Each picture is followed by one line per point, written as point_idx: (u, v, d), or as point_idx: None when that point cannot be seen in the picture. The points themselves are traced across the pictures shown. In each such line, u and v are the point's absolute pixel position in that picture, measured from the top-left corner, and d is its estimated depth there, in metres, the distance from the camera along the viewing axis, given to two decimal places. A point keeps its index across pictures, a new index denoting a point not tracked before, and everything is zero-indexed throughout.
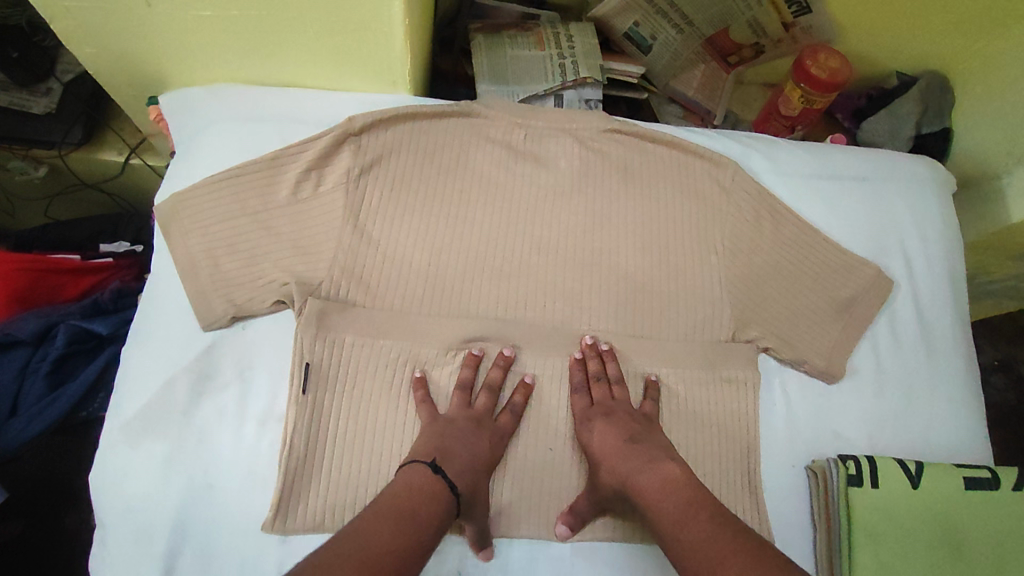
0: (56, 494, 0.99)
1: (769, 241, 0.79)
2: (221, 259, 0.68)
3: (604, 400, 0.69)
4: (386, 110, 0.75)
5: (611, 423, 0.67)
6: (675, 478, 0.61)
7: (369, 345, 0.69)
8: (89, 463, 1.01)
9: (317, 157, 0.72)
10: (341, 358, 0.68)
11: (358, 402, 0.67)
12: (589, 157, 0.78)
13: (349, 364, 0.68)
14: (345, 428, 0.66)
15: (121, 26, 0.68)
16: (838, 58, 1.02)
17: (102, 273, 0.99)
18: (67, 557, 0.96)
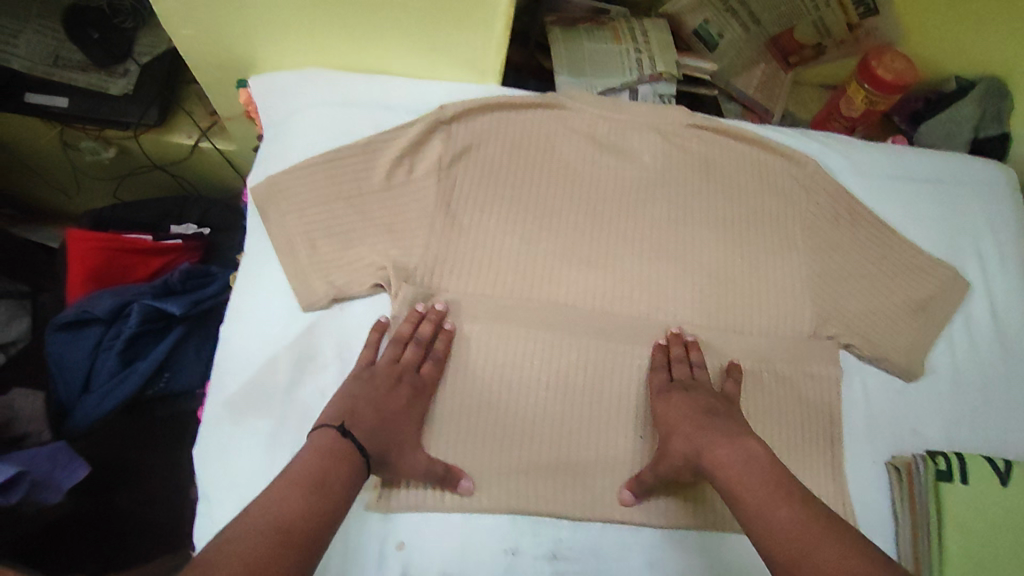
0: (113, 472, 0.99)
1: (848, 240, 0.80)
2: (319, 241, 0.70)
3: (682, 378, 0.70)
4: (476, 99, 0.76)
5: (689, 398, 0.67)
6: (759, 456, 0.59)
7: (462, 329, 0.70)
8: (147, 447, 1.03)
9: (413, 145, 0.73)
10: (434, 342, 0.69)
11: (450, 384, 0.69)
12: (672, 151, 0.79)
13: (442, 349, 0.68)
14: (439, 410, 0.68)
15: (224, 9, 0.69)
16: (903, 59, 1.01)
17: (171, 254, 1.00)
18: (117, 538, 0.98)
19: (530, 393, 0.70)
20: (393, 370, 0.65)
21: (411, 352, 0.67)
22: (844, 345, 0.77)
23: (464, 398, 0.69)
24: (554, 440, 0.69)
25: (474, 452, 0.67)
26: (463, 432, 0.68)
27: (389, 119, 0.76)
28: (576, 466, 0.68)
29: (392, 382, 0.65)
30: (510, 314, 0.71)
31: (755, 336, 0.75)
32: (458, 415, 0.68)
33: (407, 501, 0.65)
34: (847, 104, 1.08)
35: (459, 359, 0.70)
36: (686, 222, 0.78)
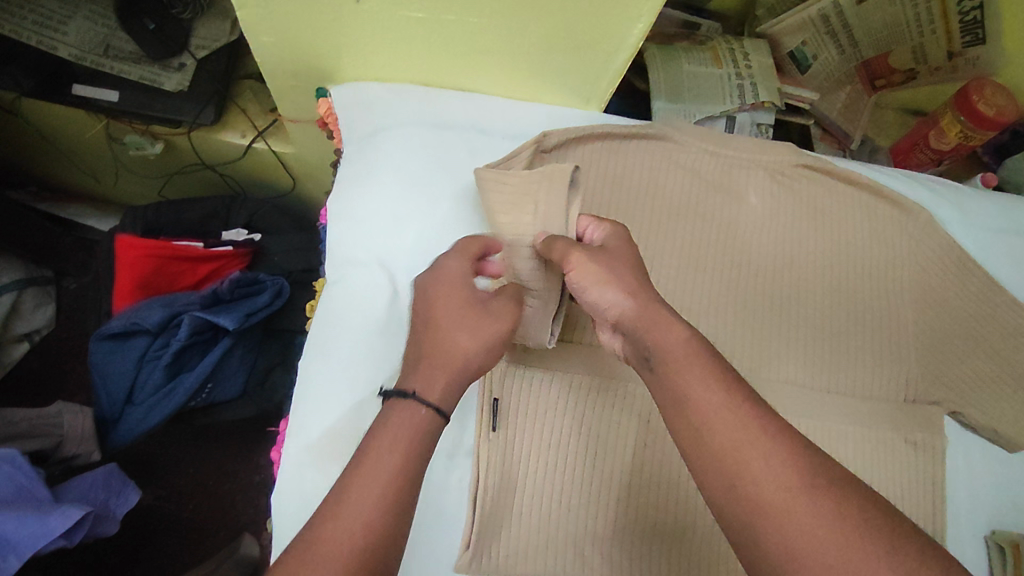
0: (140, 469, 1.02)
1: (955, 295, 0.75)
2: (412, 275, 0.64)
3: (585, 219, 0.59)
4: (581, 129, 0.71)
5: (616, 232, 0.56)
6: None
7: (557, 379, 0.64)
8: (175, 443, 1.05)
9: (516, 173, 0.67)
10: (526, 394, 0.64)
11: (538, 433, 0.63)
12: (780, 192, 0.74)
13: (539, 399, 0.63)
14: (533, 468, 0.62)
15: (317, 20, 0.63)
16: (1006, 95, 0.95)
17: (220, 261, 0.95)
18: (138, 538, 0.99)
19: (597, 452, 0.63)
20: (448, 313, 0.52)
21: (463, 299, 0.52)
22: (950, 412, 0.72)
23: (554, 456, 0.63)
24: (645, 504, 0.63)
25: (566, 516, 0.62)
26: (556, 494, 0.62)
27: (485, 144, 0.69)
28: (671, 532, 0.62)
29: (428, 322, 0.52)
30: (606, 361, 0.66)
31: (858, 390, 0.71)
32: (544, 475, 0.62)
33: (498, 566, 0.61)
34: (938, 137, 1.01)
35: (557, 417, 0.63)
36: (795, 268, 0.73)
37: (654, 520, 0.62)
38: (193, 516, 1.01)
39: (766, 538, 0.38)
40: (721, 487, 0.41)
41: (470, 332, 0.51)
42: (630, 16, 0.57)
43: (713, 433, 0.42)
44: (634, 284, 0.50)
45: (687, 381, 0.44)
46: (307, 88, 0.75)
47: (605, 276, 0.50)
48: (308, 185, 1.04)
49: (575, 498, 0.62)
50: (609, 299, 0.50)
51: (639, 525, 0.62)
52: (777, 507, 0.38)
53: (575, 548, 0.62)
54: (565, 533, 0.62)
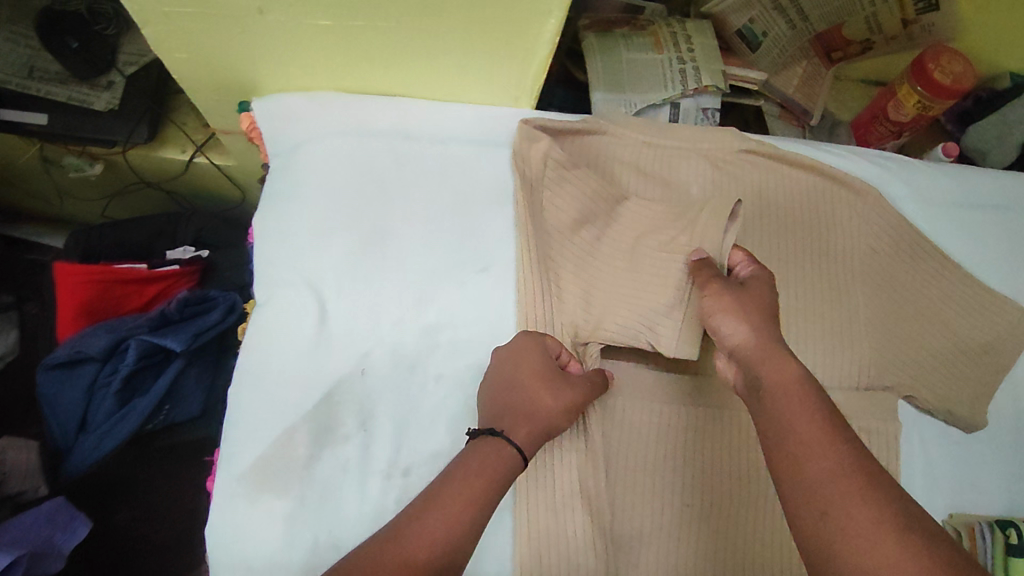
0: (114, 492, 1.01)
1: (907, 276, 0.73)
2: (342, 293, 0.63)
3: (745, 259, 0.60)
4: (538, 124, 0.69)
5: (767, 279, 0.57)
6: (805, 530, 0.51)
7: (628, 396, 0.65)
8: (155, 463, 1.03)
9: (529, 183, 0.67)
10: (602, 413, 0.63)
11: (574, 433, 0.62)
12: (723, 181, 0.72)
13: (615, 415, 0.64)
14: (626, 484, 0.62)
15: (225, 34, 0.61)
16: (962, 61, 0.93)
17: (167, 281, 0.94)
18: (116, 557, 0.99)
19: (683, 461, 0.64)
20: (529, 375, 0.57)
21: (548, 368, 0.58)
22: (904, 397, 0.70)
23: (638, 468, 0.63)
24: (731, 509, 0.63)
25: (665, 530, 0.62)
26: (654, 509, 0.62)
27: (410, 152, 0.67)
28: (757, 532, 0.63)
29: (513, 380, 0.57)
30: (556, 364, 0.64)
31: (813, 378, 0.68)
32: (633, 489, 0.62)
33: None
34: (896, 108, 0.99)
35: (611, 417, 0.64)
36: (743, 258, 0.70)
37: (716, 496, 0.63)
38: (170, 532, 1.02)
39: (829, 542, 0.41)
40: (797, 496, 0.43)
41: (546, 396, 0.57)
42: (544, 11, 0.55)
43: (803, 451, 0.44)
44: (759, 319, 0.53)
45: (785, 415, 0.46)
46: (231, 101, 0.73)
47: (734, 308, 0.54)
48: (256, 196, 1.02)
49: (671, 510, 0.62)
50: (732, 331, 0.53)
51: (704, 503, 0.63)
52: (838, 505, 0.41)
53: (649, 539, 0.61)
54: (672, 544, 0.62)
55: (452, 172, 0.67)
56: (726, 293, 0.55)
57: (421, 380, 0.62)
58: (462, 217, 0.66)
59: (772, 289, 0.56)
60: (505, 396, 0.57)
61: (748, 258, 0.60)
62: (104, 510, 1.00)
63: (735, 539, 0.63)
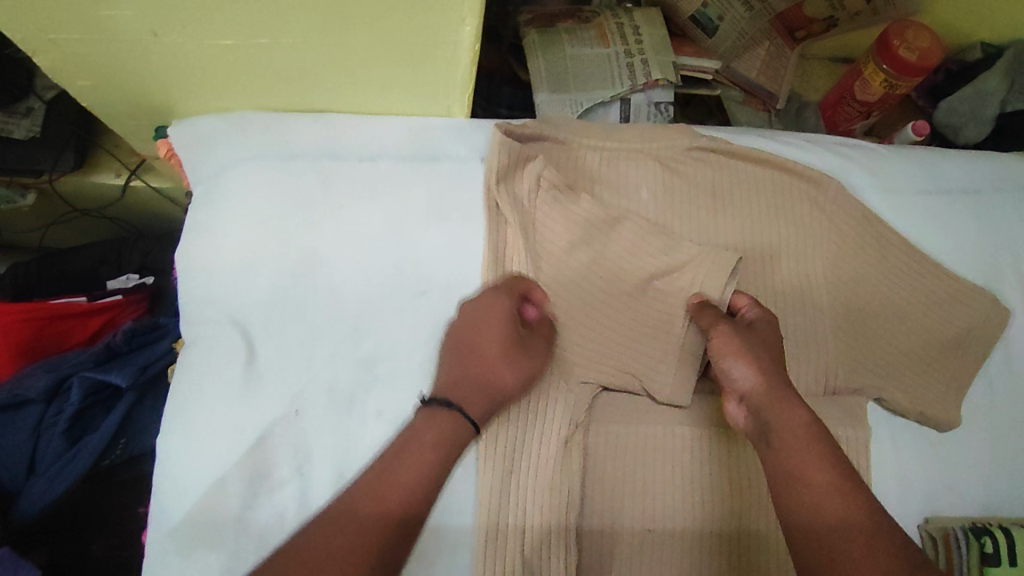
0: (94, 524, 0.91)
1: (874, 272, 0.69)
2: (271, 328, 0.60)
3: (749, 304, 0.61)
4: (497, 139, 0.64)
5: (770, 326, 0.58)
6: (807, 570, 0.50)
7: (626, 432, 0.62)
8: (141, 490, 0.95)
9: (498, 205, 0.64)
10: (594, 450, 0.61)
11: (566, 468, 0.59)
12: (674, 182, 0.68)
13: (607, 452, 0.61)
14: (626, 523, 0.61)
15: (123, 57, 0.56)
16: (928, 35, 0.88)
17: (111, 312, 0.90)
18: None
19: (685, 495, 0.62)
20: (495, 346, 0.56)
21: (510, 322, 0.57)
22: (873, 399, 0.66)
23: (636, 507, 0.61)
24: (729, 539, 0.62)
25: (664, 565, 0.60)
26: (653, 546, 0.60)
27: (337, 172, 0.63)
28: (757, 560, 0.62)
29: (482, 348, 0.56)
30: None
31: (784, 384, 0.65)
32: (632, 528, 0.60)
33: None
34: (863, 88, 0.94)
35: (603, 456, 0.61)
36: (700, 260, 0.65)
37: (725, 515, 0.62)
38: None
39: None
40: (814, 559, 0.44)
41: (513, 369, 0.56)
42: (455, 19, 0.50)
43: (820, 513, 0.45)
44: (769, 368, 0.53)
45: (795, 467, 0.48)
46: (150, 126, 0.69)
47: (743, 352, 0.54)
48: None
49: (669, 544, 0.61)
50: (744, 375, 0.53)
51: (716, 514, 0.62)
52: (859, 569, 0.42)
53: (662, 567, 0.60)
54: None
55: (383, 189, 0.63)
56: (735, 337, 0.55)
57: (359, 416, 0.58)
58: (396, 239, 0.62)
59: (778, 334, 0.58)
60: (473, 362, 0.56)
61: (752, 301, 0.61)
62: (82, 539, 0.90)
63: (751, 556, 0.62)
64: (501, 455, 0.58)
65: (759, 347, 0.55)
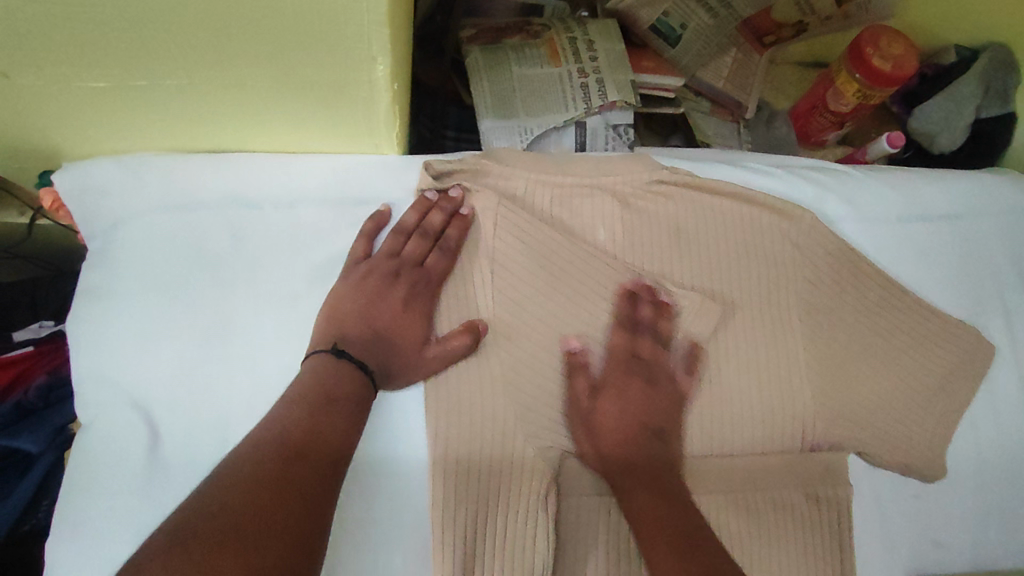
0: None
1: (852, 311, 0.63)
2: (178, 410, 0.52)
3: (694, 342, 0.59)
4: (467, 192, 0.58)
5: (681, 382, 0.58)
6: None
7: (597, 505, 0.56)
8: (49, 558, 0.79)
9: (425, 258, 0.56)
10: (561, 529, 0.55)
11: (529, 553, 0.53)
12: (633, 222, 0.60)
13: (568, 530, 0.55)
14: None
15: None
16: (902, 44, 0.82)
17: (19, 365, 0.79)
18: None
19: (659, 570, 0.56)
20: (399, 304, 0.53)
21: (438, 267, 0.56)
22: (854, 452, 0.61)
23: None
24: None
25: None
26: None
27: (252, 224, 0.55)
28: None
29: (386, 284, 0.54)
30: (449, 473, 0.52)
31: (754, 470, 0.58)
32: None
33: None
34: (835, 97, 0.89)
35: (577, 538, 0.55)
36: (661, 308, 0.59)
37: None
38: None
39: None
40: None
41: (413, 343, 0.53)
42: (363, 56, 0.43)
43: None
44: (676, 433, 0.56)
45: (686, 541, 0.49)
46: (35, 167, 0.60)
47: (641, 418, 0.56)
48: None
49: None
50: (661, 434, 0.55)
51: None
52: None
53: None
54: None
55: (304, 241, 0.56)
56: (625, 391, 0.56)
57: None
58: (319, 297, 0.54)
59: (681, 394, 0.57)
60: (366, 311, 0.53)
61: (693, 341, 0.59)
62: None
63: None
64: (458, 549, 0.52)
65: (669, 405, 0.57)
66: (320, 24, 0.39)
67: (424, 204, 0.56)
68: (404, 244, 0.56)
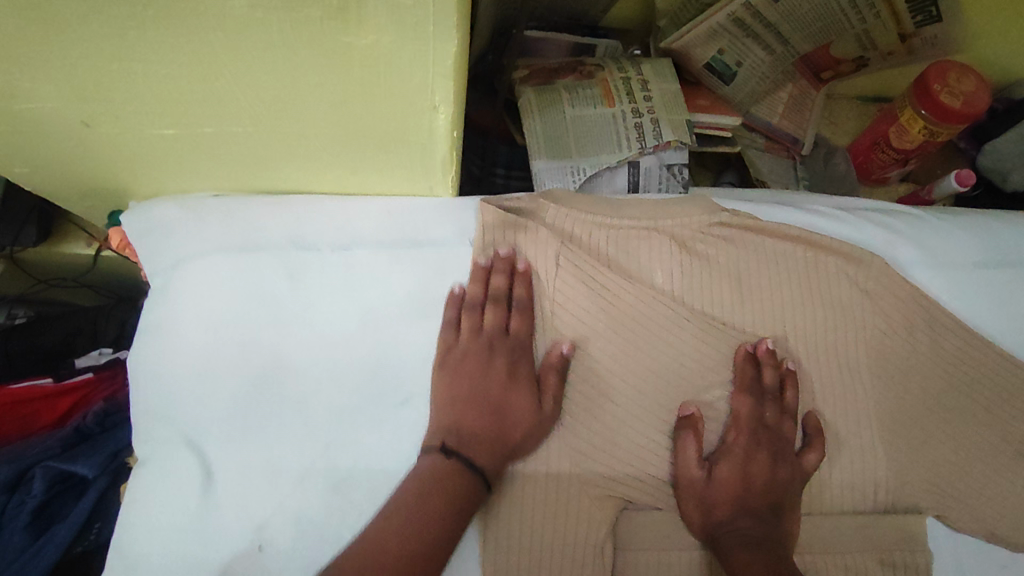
0: None
1: (929, 362, 0.59)
2: (230, 450, 0.51)
3: (771, 388, 0.56)
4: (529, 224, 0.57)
5: (753, 433, 0.55)
6: None
7: (653, 562, 0.53)
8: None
9: (506, 316, 0.55)
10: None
11: None
12: (691, 265, 0.58)
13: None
14: None
15: (53, 147, 0.50)
16: (973, 78, 0.78)
17: (79, 392, 0.82)
18: None
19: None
20: (505, 372, 0.54)
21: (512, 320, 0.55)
22: (933, 514, 0.56)
23: None
24: None
25: None
26: None
27: (307, 265, 0.56)
28: None
29: (484, 357, 0.54)
30: (500, 524, 0.51)
31: (824, 533, 0.54)
32: None
33: None
34: (899, 134, 0.86)
35: None
36: (721, 355, 0.57)
37: None
38: None
39: None
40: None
41: (528, 403, 0.52)
42: (425, 104, 0.43)
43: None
44: (744, 483, 0.53)
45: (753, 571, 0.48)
46: (104, 206, 0.62)
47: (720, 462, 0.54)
48: None
49: None
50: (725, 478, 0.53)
51: None
52: None
53: None
54: None
55: (358, 281, 0.56)
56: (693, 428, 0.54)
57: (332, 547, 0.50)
58: (372, 338, 0.54)
59: (753, 441, 0.55)
60: (473, 393, 0.52)
61: (772, 382, 0.56)
62: None
63: None
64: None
65: (734, 452, 0.54)
66: (385, 77, 0.40)
67: (481, 271, 0.55)
68: (482, 317, 0.55)
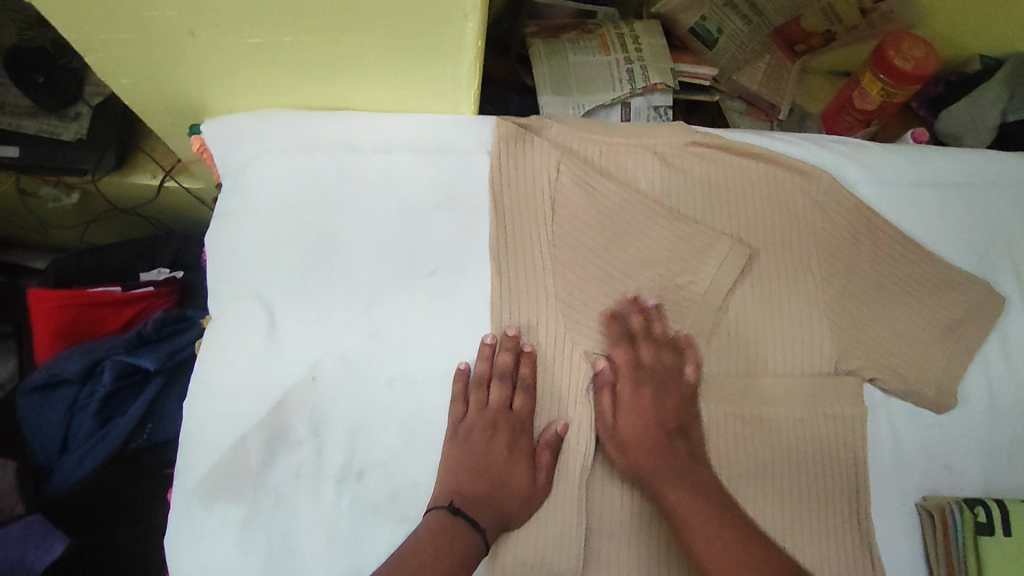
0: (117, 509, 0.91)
1: (868, 257, 0.70)
2: (291, 303, 0.64)
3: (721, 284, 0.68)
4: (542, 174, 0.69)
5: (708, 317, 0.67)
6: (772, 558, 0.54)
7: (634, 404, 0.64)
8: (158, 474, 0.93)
9: (511, 400, 0.63)
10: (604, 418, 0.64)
11: (578, 436, 0.63)
12: (670, 175, 0.70)
13: (608, 421, 0.64)
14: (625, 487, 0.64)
15: (160, 57, 0.62)
16: (922, 45, 0.90)
17: (143, 302, 0.94)
18: None
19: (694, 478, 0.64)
20: (506, 448, 0.61)
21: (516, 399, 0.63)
22: (868, 378, 0.68)
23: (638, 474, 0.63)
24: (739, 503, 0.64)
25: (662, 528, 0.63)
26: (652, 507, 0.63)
27: (355, 162, 0.68)
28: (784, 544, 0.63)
29: (489, 433, 0.61)
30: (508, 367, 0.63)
31: (774, 386, 0.66)
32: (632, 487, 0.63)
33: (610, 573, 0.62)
34: (861, 97, 0.97)
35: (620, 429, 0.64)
36: (694, 246, 0.68)
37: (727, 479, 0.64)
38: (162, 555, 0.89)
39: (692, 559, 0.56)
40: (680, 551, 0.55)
41: (524, 479, 0.61)
42: (457, 14, 0.56)
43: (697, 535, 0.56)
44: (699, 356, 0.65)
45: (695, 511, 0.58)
46: (184, 122, 0.75)
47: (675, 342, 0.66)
48: None
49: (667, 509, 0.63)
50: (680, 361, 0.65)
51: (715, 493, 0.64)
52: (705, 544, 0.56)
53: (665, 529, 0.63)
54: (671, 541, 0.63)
55: (396, 177, 0.68)
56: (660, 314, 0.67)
57: (371, 388, 0.62)
58: (406, 222, 0.66)
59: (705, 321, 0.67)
60: (476, 466, 0.60)
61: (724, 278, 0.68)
62: (105, 527, 0.89)
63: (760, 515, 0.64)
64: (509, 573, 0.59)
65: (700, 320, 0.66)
66: None
67: (486, 350, 0.63)
68: (488, 394, 0.62)
